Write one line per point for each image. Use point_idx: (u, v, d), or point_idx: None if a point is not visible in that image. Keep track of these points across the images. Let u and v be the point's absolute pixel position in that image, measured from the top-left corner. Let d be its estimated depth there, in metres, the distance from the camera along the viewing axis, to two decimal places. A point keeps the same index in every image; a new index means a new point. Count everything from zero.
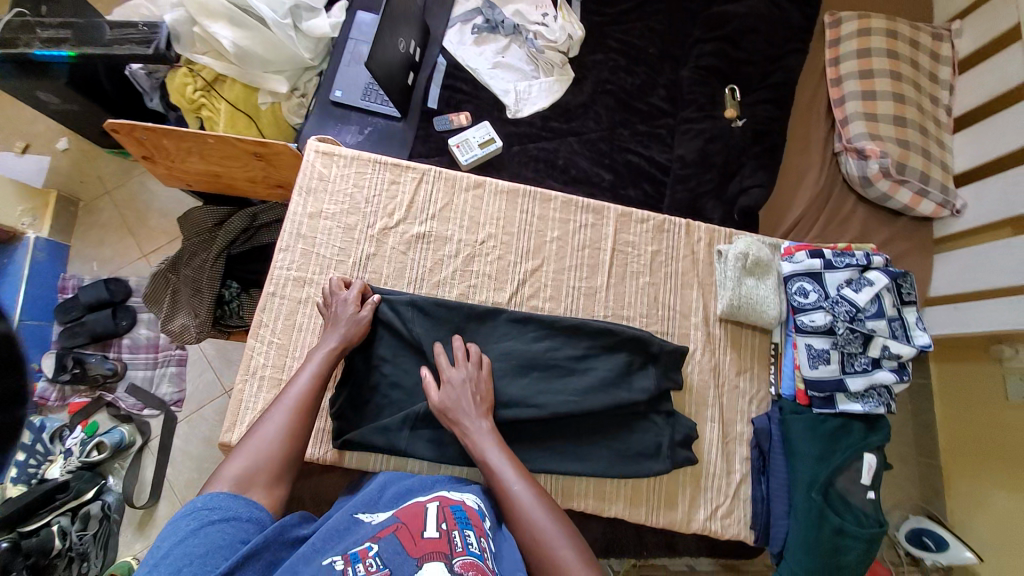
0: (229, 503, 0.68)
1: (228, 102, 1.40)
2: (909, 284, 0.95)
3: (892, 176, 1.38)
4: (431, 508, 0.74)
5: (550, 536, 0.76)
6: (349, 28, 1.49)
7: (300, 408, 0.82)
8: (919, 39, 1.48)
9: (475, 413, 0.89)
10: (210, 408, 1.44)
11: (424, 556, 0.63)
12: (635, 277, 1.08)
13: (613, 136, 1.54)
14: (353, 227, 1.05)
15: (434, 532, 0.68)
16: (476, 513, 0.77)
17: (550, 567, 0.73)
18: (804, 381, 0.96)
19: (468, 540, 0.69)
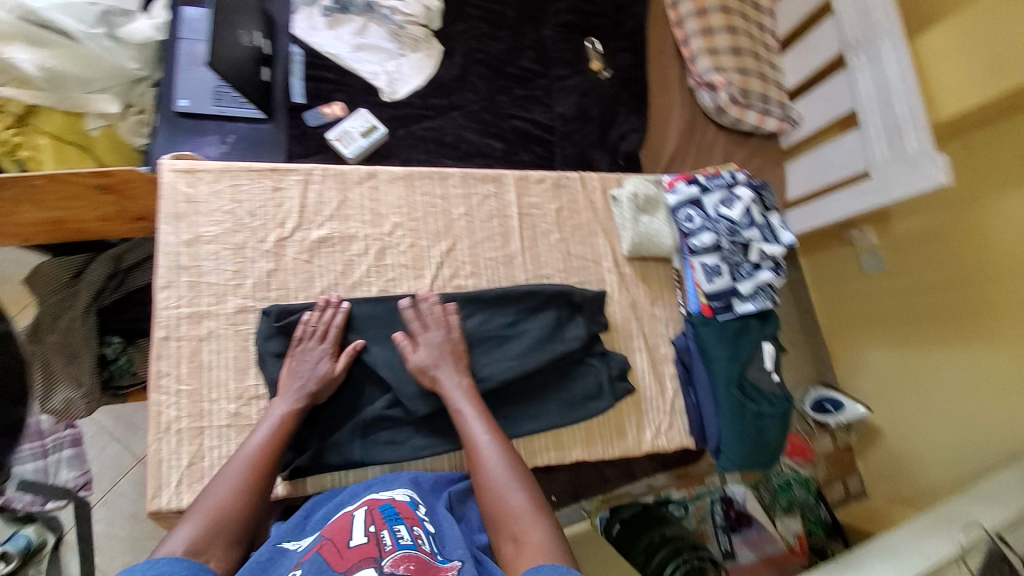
0: (177, 564, 0.61)
1: (49, 134, 1.20)
2: (769, 193, 1.11)
3: (738, 103, 1.58)
4: (358, 514, 0.74)
5: (509, 484, 0.79)
6: (177, 27, 1.30)
7: (255, 469, 0.77)
8: None
9: (453, 372, 0.91)
10: (126, 482, 1.26)
11: (353, 565, 0.64)
12: (546, 236, 1.12)
13: (494, 104, 1.55)
14: (241, 246, 0.96)
15: (361, 539, 0.69)
16: (408, 504, 0.79)
17: (503, 510, 0.77)
18: (706, 295, 1.07)
19: (399, 534, 0.71)
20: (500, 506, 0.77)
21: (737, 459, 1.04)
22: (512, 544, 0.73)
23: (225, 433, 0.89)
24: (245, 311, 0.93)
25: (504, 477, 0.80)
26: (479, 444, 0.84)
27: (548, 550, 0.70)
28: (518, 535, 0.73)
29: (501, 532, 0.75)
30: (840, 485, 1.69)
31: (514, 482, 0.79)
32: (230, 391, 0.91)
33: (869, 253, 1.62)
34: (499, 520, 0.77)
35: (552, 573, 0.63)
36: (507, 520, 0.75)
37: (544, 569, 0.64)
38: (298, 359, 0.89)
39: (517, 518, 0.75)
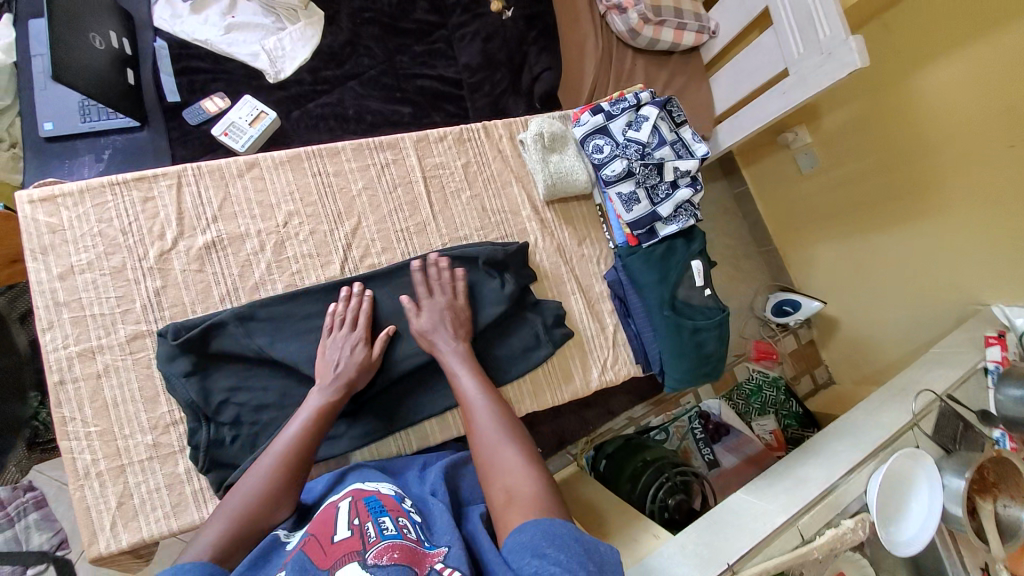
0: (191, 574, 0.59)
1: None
2: (676, 106, 1.05)
3: (651, 20, 1.48)
4: (343, 508, 0.69)
5: (501, 439, 0.76)
6: (26, 45, 1.18)
7: (283, 466, 0.76)
8: None
9: (449, 335, 0.90)
10: None
11: (337, 562, 0.59)
12: (457, 195, 1.06)
13: (394, 66, 1.44)
14: (121, 268, 0.89)
15: (344, 533, 0.63)
16: (392, 496, 0.74)
17: (493, 467, 0.74)
18: (628, 225, 1.04)
19: (384, 525, 0.65)
20: (491, 461, 0.74)
21: (684, 378, 1.04)
22: (503, 499, 0.69)
23: (149, 466, 0.85)
24: (141, 337, 0.88)
25: (495, 433, 0.77)
26: (473, 403, 0.82)
27: (538, 502, 0.66)
28: (511, 489, 0.69)
29: (490, 489, 0.72)
30: (808, 378, 1.75)
31: (505, 436, 0.77)
32: (144, 422, 0.86)
33: (805, 152, 1.59)
34: (489, 475, 0.73)
35: (536, 529, 0.61)
36: (497, 474, 0.72)
37: (526, 527, 0.62)
38: (328, 353, 0.87)
39: (509, 474, 0.72)
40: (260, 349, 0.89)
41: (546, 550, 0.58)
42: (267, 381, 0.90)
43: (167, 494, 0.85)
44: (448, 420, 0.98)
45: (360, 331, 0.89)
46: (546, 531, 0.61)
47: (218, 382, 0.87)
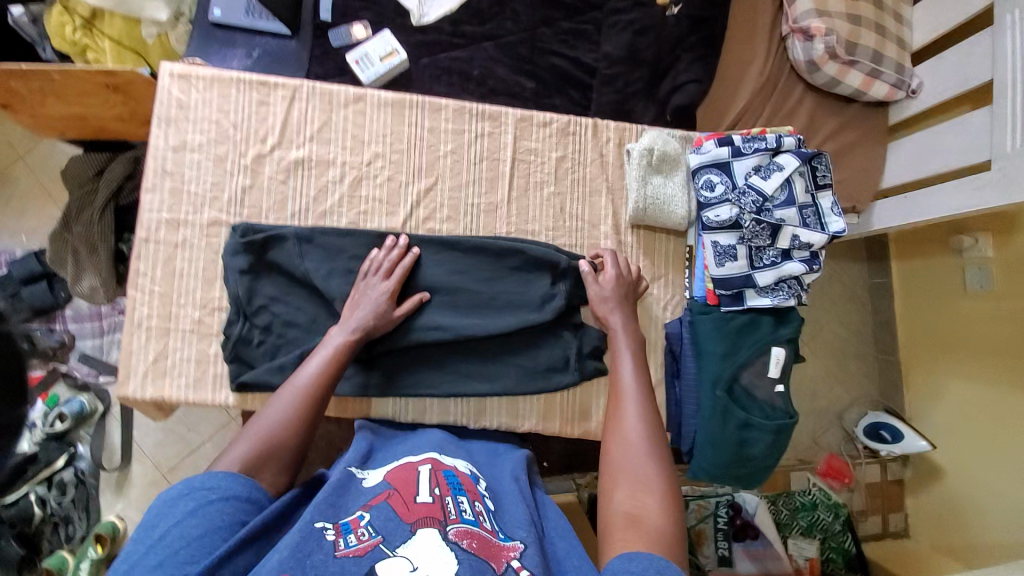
0: (228, 483, 0.65)
1: (112, 39, 1.24)
2: (824, 166, 0.87)
3: (840, 57, 1.25)
4: (423, 472, 0.71)
5: (644, 447, 0.73)
6: None
7: (308, 393, 0.79)
8: None
9: (624, 316, 0.88)
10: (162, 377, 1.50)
11: (419, 520, 0.61)
12: (539, 187, 1.00)
13: (534, 37, 1.37)
14: (223, 158, 0.96)
15: (426, 498, 0.64)
16: (469, 477, 0.74)
17: (629, 470, 0.71)
18: (713, 280, 0.90)
19: (462, 506, 0.65)
20: (627, 465, 0.71)
21: (708, 467, 0.90)
22: (625, 511, 0.66)
23: (188, 337, 0.93)
24: (217, 225, 0.95)
25: (640, 437, 0.74)
26: (626, 393, 0.80)
27: (660, 535, 0.63)
28: (637, 506, 0.66)
29: (613, 494, 0.69)
30: (878, 519, 1.47)
31: (646, 443, 0.73)
32: (196, 299, 0.94)
33: (977, 267, 1.27)
34: (619, 477, 0.70)
35: (649, 563, 0.58)
36: (629, 480, 0.69)
37: (639, 555, 0.59)
38: (359, 293, 0.88)
39: (641, 488, 0.68)
40: (305, 272, 0.92)
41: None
42: (305, 303, 0.94)
43: (195, 367, 0.93)
44: (450, 405, 0.95)
45: (392, 280, 0.89)
46: (658, 570, 0.58)
47: (265, 288, 0.93)
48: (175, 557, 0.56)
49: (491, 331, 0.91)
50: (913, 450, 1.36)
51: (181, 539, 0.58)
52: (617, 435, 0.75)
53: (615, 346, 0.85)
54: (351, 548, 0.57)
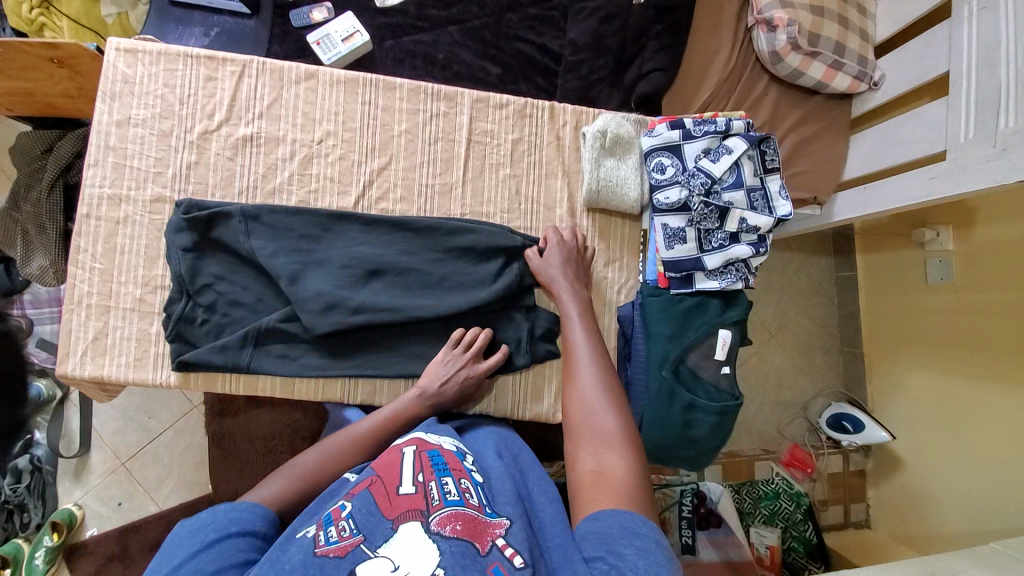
0: (248, 513, 0.65)
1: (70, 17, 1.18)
2: (771, 149, 0.87)
3: (802, 49, 1.26)
4: (407, 455, 0.68)
5: (602, 405, 0.76)
6: None
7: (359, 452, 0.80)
8: None
9: (570, 279, 0.91)
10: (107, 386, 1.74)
11: (400, 516, 0.58)
12: (495, 169, 0.99)
13: (501, 22, 1.36)
14: (168, 133, 0.94)
15: (409, 488, 0.62)
16: (455, 454, 0.71)
17: (594, 432, 0.73)
18: (662, 263, 0.89)
19: (447, 488, 0.62)
20: (590, 426, 0.74)
21: (652, 446, 0.91)
22: (591, 467, 0.69)
23: (129, 316, 0.91)
24: (162, 202, 0.93)
25: (598, 399, 0.78)
26: (580, 358, 0.84)
27: (627, 488, 0.64)
28: (603, 461, 0.69)
29: (579, 456, 0.71)
30: (840, 509, 1.50)
31: (602, 401, 0.77)
32: (138, 277, 0.91)
33: (940, 260, 1.28)
34: (582, 438, 0.73)
35: (614, 520, 0.59)
36: (592, 440, 0.72)
37: (604, 515, 0.60)
38: (446, 364, 0.89)
39: (606, 444, 0.71)
40: (250, 251, 0.91)
41: (630, 544, 0.56)
42: (255, 282, 0.93)
43: (135, 347, 0.91)
44: (401, 386, 0.95)
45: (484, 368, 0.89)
46: (623, 525, 0.59)
47: (211, 267, 0.91)
48: None
49: (439, 313, 0.91)
50: (873, 441, 1.38)
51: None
52: (576, 403, 0.79)
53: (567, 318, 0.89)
54: (331, 546, 0.56)
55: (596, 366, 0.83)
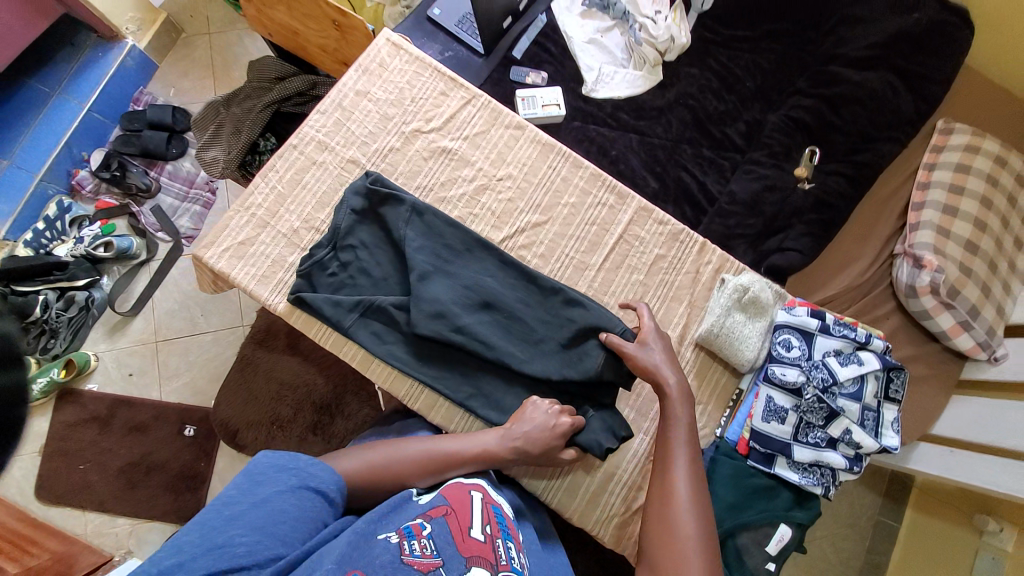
0: (324, 474, 0.80)
1: None
2: (898, 382, 0.91)
3: (939, 296, 1.35)
4: (476, 501, 0.82)
5: (695, 551, 0.77)
6: None
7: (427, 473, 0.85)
8: (1002, 177, 1.44)
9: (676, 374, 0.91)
10: (177, 273, 1.92)
11: (472, 558, 0.71)
12: (629, 271, 1.05)
13: (675, 150, 1.49)
14: (389, 118, 1.08)
15: (479, 535, 0.75)
16: (512, 520, 0.85)
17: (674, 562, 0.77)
18: (751, 430, 0.93)
19: (510, 553, 0.76)
20: (671, 555, 0.78)
21: None
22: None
23: (277, 239, 1.01)
24: (355, 166, 1.05)
25: (693, 538, 0.79)
26: (674, 471, 0.84)
27: None
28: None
29: None
30: None
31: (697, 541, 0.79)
32: (303, 212, 1.02)
33: (992, 556, 1.26)
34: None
35: None
36: (673, 574, 0.76)
37: None
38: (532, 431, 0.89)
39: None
40: (401, 236, 1.00)
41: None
42: (389, 260, 1.01)
43: (267, 264, 1.00)
44: (455, 415, 0.98)
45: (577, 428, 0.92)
46: None
47: (364, 236, 1.01)
48: (276, 520, 0.72)
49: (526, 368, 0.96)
50: None
51: (258, 519, 0.71)
52: (667, 532, 0.79)
53: (673, 423, 0.87)
54: (415, 558, 0.69)
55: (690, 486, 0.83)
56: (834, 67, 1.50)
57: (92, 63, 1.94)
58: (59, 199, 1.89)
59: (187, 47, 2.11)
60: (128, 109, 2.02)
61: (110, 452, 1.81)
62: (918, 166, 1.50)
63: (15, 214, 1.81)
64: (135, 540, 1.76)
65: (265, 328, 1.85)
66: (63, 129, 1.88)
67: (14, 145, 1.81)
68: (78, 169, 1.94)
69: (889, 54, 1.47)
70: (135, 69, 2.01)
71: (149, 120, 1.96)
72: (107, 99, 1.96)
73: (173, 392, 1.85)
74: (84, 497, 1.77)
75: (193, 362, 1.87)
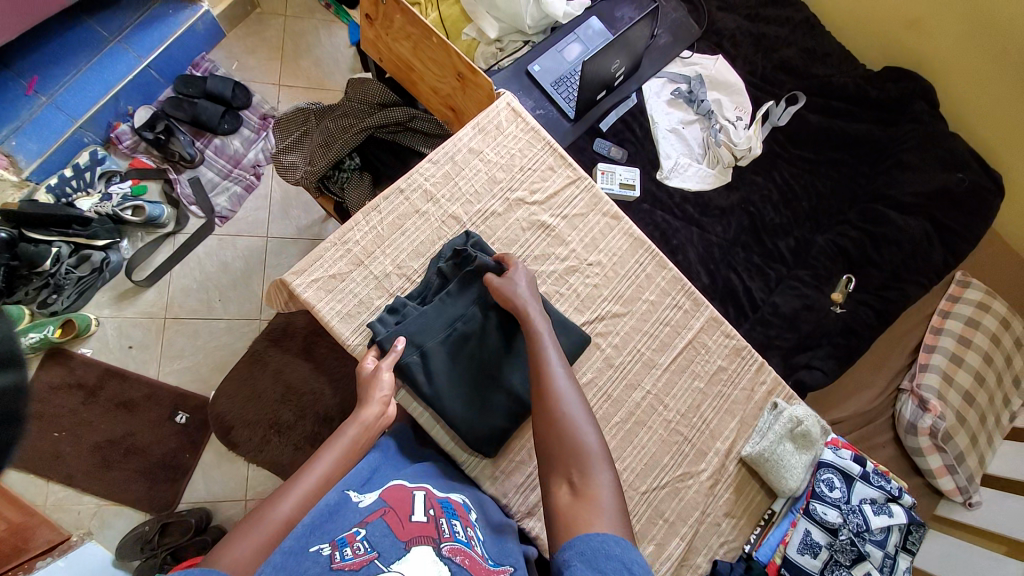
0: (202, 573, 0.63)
1: (439, 15, 1.52)
2: (917, 537, 1.01)
3: (936, 438, 1.46)
4: (419, 496, 0.84)
5: (581, 426, 0.82)
6: (578, 24, 1.57)
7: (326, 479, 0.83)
8: (1004, 338, 1.57)
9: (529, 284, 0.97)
10: (200, 250, 1.84)
11: (413, 540, 0.74)
12: (692, 376, 1.10)
13: (729, 251, 1.57)
14: (497, 181, 1.10)
15: (421, 518, 0.79)
16: (462, 506, 0.88)
17: (565, 439, 0.81)
18: (784, 557, 1.02)
19: (453, 528, 0.80)
20: (563, 435, 0.81)
21: None
22: (569, 494, 0.76)
23: (368, 280, 1.01)
24: (456, 224, 1.07)
25: (578, 419, 0.83)
26: (541, 359, 0.89)
27: (601, 503, 0.74)
28: (579, 483, 0.77)
29: (555, 468, 0.79)
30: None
31: (578, 416, 0.84)
32: (398, 259, 1.03)
33: None
34: (558, 463, 0.80)
35: (597, 542, 0.68)
36: (564, 447, 0.80)
37: (591, 537, 0.68)
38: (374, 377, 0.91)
39: (584, 469, 0.78)
40: (507, 319, 1.01)
41: (610, 564, 0.65)
42: (483, 340, 0.99)
43: (353, 304, 1.00)
44: (509, 490, 1.01)
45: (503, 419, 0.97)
46: (605, 544, 0.67)
47: (457, 305, 0.99)
48: None
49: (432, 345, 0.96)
50: None
51: None
52: (550, 427, 0.82)
53: (531, 322, 0.93)
54: (347, 562, 0.71)
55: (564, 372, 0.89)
56: (883, 209, 1.59)
57: (160, 18, 1.84)
58: (94, 149, 1.79)
59: (259, 24, 2.06)
60: (186, 72, 1.94)
61: (91, 425, 1.71)
62: (933, 311, 1.62)
63: (43, 156, 1.69)
64: (98, 522, 1.65)
65: (282, 327, 1.77)
66: (114, 80, 1.77)
67: (61, 83, 1.71)
68: (119, 123, 1.84)
69: (929, 206, 1.58)
70: (203, 34, 1.93)
71: (207, 90, 1.89)
72: (168, 59, 1.87)
73: (172, 374, 1.77)
74: (52, 467, 1.66)
75: (200, 346, 1.79)
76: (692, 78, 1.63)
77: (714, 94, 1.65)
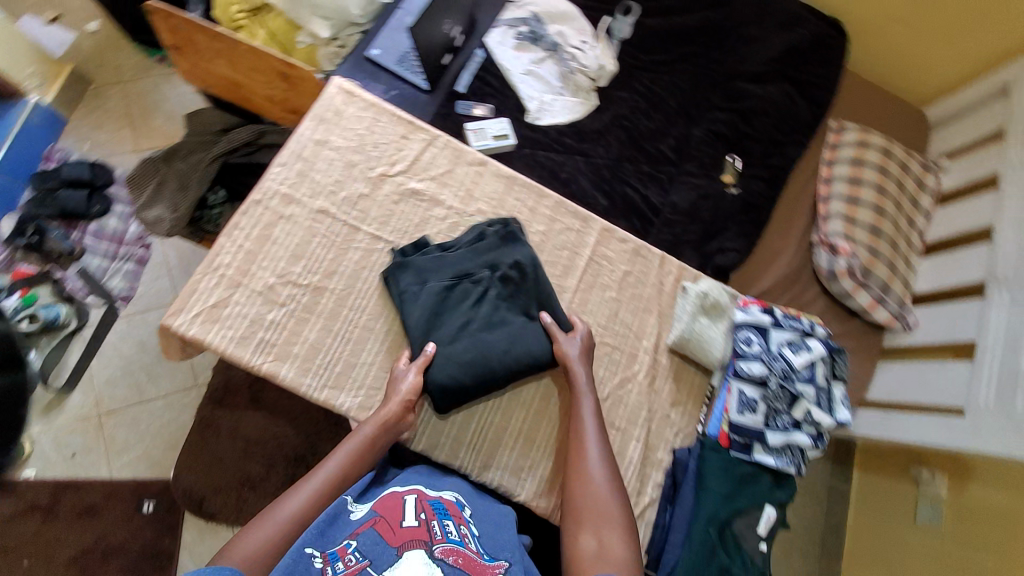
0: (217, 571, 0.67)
1: (268, 31, 1.49)
2: (840, 362, 1.06)
3: (856, 277, 1.53)
4: (410, 500, 0.84)
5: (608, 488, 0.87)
6: None
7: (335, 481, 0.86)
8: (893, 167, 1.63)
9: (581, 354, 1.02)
10: (111, 338, 1.76)
11: (404, 545, 0.75)
12: (601, 289, 1.13)
13: (619, 167, 1.59)
14: (354, 165, 1.09)
15: (413, 523, 0.79)
16: (455, 505, 0.87)
17: (594, 498, 0.86)
18: (729, 424, 1.03)
19: (447, 529, 0.80)
20: (593, 496, 0.87)
21: None
22: (593, 545, 0.81)
23: (253, 297, 0.99)
24: (323, 216, 1.05)
25: (606, 483, 0.88)
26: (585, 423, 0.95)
27: (622, 562, 0.78)
28: (604, 539, 0.81)
29: (585, 524, 0.84)
30: None
31: (607, 480, 0.89)
32: (277, 267, 1.01)
33: (930, 503, 1.37)
34: (587, 518, 0.84)
35: None
36: (593, 507, 0.86)
37: None
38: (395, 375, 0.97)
39: (609, 526, 0.83)
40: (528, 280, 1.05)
41: None
42: None
43: (246, 325, 0.98)
44: (459, 452, 1.01)
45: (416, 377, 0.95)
46: None
47: (471, 263, 1.03)
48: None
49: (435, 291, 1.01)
50: None
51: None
52: (582, 487, 0.88)
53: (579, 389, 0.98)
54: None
55: (599, 438, 0.94)
56: (742, 85, 1.66)
57: None
58: None
59: (98, 98, 1.97)
60: (38, 168, 1.84)
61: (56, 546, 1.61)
62: (821, 162, 1.67)
63: None
64: None
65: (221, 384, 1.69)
66: None
67: None
68: None
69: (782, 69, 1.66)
70: (43, 126, 1.85)
71: (65, 178, 1.79)
72: (15, 159, 1.77)
73: (122, 470, 1.69)
74: None
75: (144, 433, 1.71)
76: (528, 18, 1.65)
77: (557, 26, 1.68)
